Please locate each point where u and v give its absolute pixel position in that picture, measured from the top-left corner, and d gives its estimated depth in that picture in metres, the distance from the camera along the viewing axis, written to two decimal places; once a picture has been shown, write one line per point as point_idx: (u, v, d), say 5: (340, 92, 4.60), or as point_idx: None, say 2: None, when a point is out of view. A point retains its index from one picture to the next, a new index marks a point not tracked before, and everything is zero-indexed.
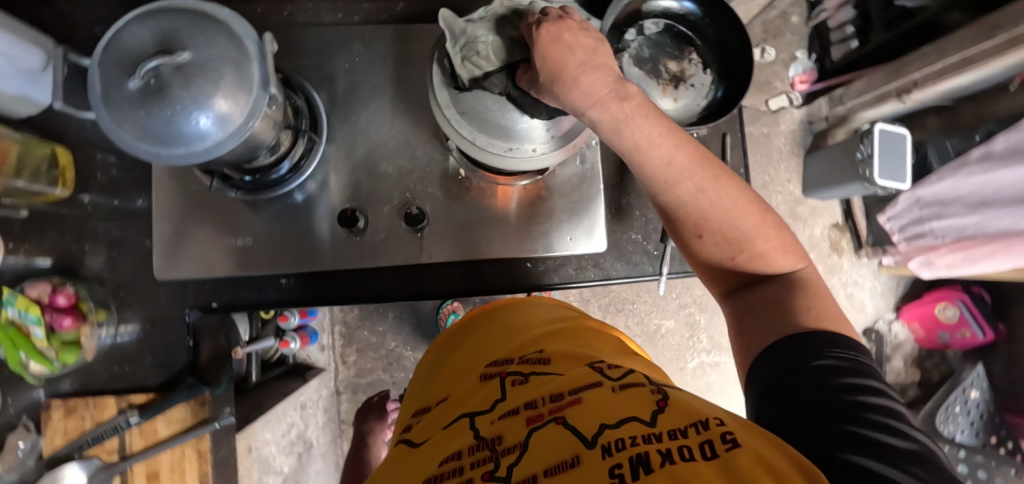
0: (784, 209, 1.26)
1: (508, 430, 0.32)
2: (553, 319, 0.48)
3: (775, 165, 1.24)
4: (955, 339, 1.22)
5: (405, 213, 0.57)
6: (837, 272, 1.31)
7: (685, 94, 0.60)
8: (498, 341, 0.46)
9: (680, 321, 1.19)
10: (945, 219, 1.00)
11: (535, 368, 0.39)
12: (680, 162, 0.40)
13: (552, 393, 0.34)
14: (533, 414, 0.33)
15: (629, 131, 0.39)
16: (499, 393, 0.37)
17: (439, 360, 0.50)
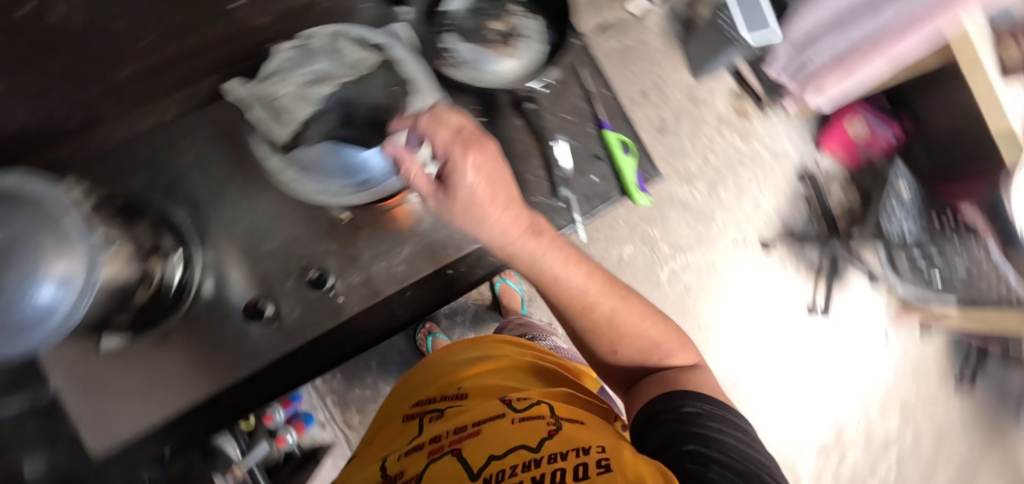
0: (682, 96, 1.37)
1: (411, 465, 0.49)
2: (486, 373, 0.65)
3: (658, 66, 1.35)
4: (874, 149, 1.35)
5: (308, 280, 0.54)
6: (753, 134, 1.41)
7: (522, 47, 0.58)
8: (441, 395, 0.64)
9: (637, 244, 1.31)
10: (813, 51, 1.09)
11: (460, 414, 0.56)
12: (593, 289, 0.52)
13: (461, 429, 0.51)
14: (438, 447, 0.49)
15: (547, 265, 0.49)
16: (425, 437, 0.54)
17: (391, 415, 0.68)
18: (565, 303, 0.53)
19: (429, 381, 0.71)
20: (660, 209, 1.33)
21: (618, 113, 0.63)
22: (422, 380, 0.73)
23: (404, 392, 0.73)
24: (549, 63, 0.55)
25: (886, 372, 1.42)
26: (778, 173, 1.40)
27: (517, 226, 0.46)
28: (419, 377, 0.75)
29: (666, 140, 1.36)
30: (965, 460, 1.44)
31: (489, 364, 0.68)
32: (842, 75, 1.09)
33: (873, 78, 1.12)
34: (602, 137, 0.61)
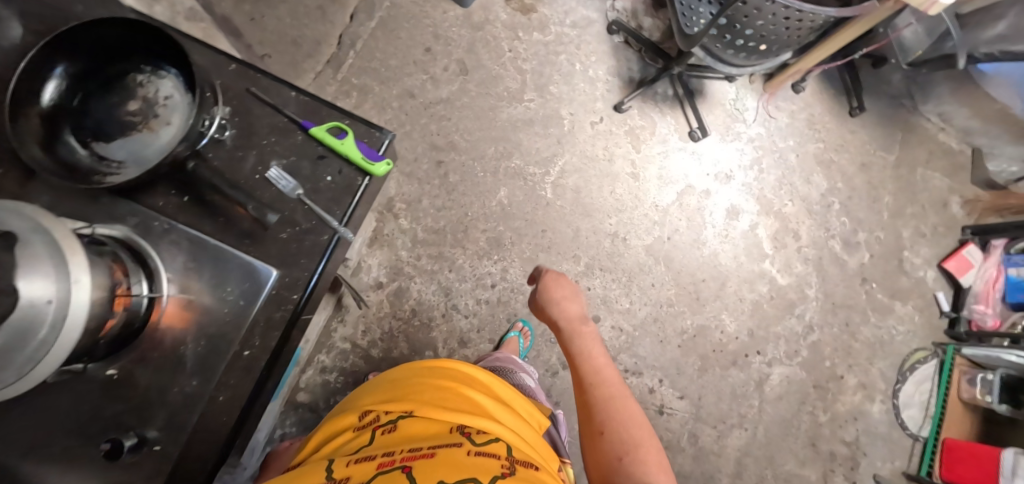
0: (466, 29, 1.34)
1: (355, 473, 0.53)
2: (436, 384, 0.69)
3: (425, 16, 1.33)
4: None
5: (109, 451, 0.50)
6: (548, 20, 1.39)
7: (171, 111, 0.55)
8: (388, 399, 0.67)
9: (509, 181, 1.27)
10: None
11: (411, 434, 0.60)
12: (607, 374, 0.72)
13: (411, 450, 0.55)
14: (385, 462, 0.53)
15: (581, 343, 0.76)
16: (373, 449, 0.58)
17: (327, 423, 0.69)
18: (585, 373, 0.73)
19: (383, 382, 0.74)
20: (507, 139, 1.29)
21: (314, 105, 0.59)
22: (362, 393, 0.74)
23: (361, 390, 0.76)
24: (199, 112, 0.53)
25: (787, 142, 1.48)
26: (591, 40, 1.40)
27: (575, 318, 0.79)
28: (374, 381, 0.77)
29: (473, 76, 1.31)
30: (886, 170, 1.55)
31: (444, 375, 0.72)
32: None
33: None
34: (311, 137, 0.57)
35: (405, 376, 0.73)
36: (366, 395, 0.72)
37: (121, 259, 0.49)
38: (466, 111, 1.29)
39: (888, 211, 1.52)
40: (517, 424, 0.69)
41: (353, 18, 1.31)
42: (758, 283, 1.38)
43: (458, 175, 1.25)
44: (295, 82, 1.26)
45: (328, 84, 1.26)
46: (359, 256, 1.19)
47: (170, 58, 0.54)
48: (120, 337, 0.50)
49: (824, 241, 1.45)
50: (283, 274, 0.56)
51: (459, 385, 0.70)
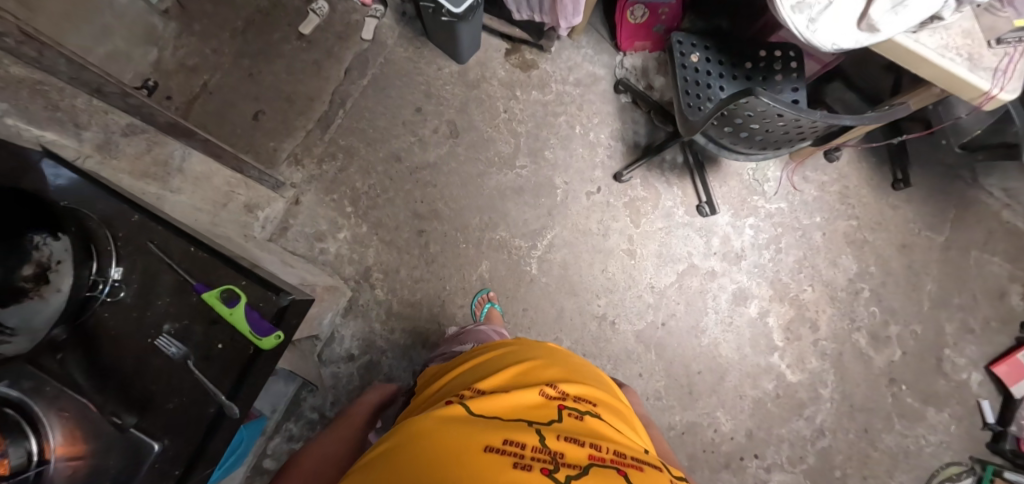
0: (459, 88, 1.27)
1: (567, 452, 0.42)
2: (605, 393, 0.59)
3: (419, 73, 1.28)
4: (665, 19, 1.23)
5: None
6: (550, 77, 1.30)
7: (66, 272, 0.51)
8: (566, 380, 0.57)
9: (491, 254, 1.21)
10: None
11: (607, 429, 0.50)
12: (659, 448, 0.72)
13: (619, 453, 0.45)
14: (597, 454, 0.43)
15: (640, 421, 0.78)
16: (572, 427, 0.47)
17: (485, 371, 0.58)
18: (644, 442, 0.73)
19: (546, 354, 0.63)
20: (495, 208, 1.23)
21: (211, 263, 0.57)
22: (522, 353, 0.63)
23: (515, 348, 0.64)
24: (96, 274, 0.53)
25: (812, 218, 1.32)
26: (595, 99, 1.30)
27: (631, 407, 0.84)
28: (529, 345, 0.66)
29: (463, 138, 1.25)
30: (932, 251, 1.35)
31: (606, 387, 0.62)
32: None
33: None
34: (201, 303, 0.56)
35: (568, 363, 0.62)
36: (532, 356, 0.62)
37: (34, 414, 0.46)
38: (453, 177, 1.23)
39: (929, 301, 1.33)
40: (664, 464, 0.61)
41: (346, 73, 1.27)
42: (763, 379, 1.24)
43: (438, 246, 1.20)
44: (284, 139, 1.24)
45: (314, 145, 1.23)
46: (332, 325, 1.16)
47: (29, 222, 0.49)
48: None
49: (847, 334, 1.28)
50: (168, 445, 0.53)
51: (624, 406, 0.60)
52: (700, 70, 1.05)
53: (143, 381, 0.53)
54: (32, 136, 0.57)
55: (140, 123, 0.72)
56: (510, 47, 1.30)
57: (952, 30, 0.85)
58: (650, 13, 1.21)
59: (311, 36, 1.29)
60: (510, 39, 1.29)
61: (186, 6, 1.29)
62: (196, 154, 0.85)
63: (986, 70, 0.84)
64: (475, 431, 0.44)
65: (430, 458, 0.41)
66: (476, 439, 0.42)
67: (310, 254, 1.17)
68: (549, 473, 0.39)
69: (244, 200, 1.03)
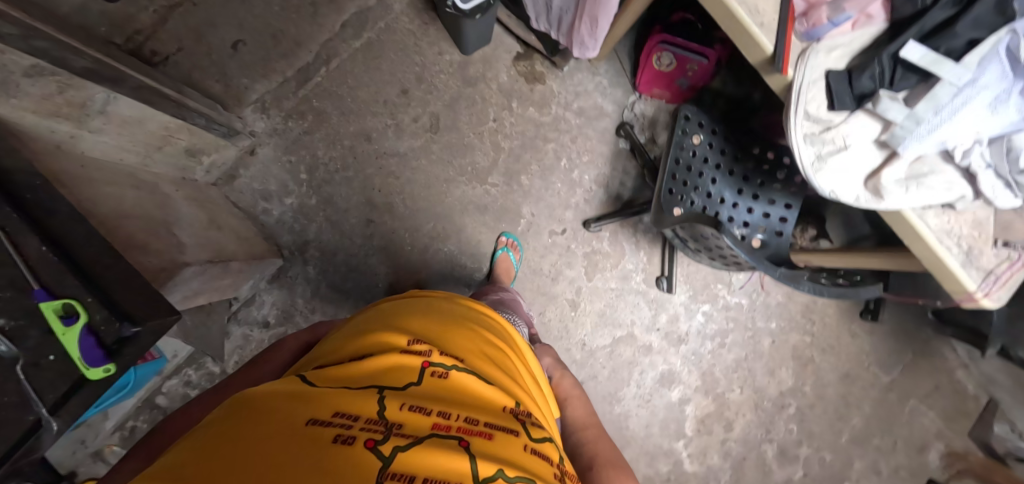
0: (455, 81, 1.18)
1: (407, 422, 0.37)
2: (488, 342, 0.53)
3: (417, 52, 1.18)
4: (691, 77, 1.12)
5: None
6: (553, 98, 1.20)
7: None
8: (443, 333, 0.50)
9: (434, 265, 1.17)
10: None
11: (473, 383, 0.45)
12: (575, 401, 0.70)
13: (468, 414, 0.41)
14: (441, 422, 0.39)
15: (562, 379, 0.74)
16: (428, 389, 0.42)
17: (355, 327, 0.52)
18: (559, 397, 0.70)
19: (428, 305, 0.56)
20: (452, 219, 1.17)
21: (60, 270, 0.53)
22: (403, 303, 0.56)
23: (398, 300, 0.57)
24: None
25: (768, 323, 1.27)
26: (592, 135, 1.21)
27: (554, 362, 0.78)
28: (414, 296, 0.59)
29: (442, 137, 1.17)
30: (874, 386, 1.32)
31: (494, 335, 0.56)
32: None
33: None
34: (36, 311, 0.51)
35: (453, 312, 0.56)
36: (412, 306, 0.55)
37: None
38: (419, 174, 1.16)
39: (851, 434, 1.31)
40: (551, 410, 0.58)
41: (340, 28, 1.17)
42: (660, 461, 1.24)
43: (383, 241, 1.15)
44: (257, 79, 1.15)
45: (286, 98, 1.15)
46: (255, 289, 1.13)
47: None
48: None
49: (757, 442, 1.28)
50: None
51: (510, 354, 0.56)
52: (698, 155, 0.95)
53: None
54: None
55: (50, 64, 0.65)
56: (522, 52, 1.20)
57: (962, 215, 0.75)
58: (678, 65, 1.09)
59: None
60: (525, 43, 1.19)
61: None
62: (126, 99, 0.78)
63: (978, 270, 0.74)
64: (307, 401, 0.38)
65: (238, 436, 0.34)
66: (300, 412, 0.36)
67: (251, 211, 1.12)
68: (371, 448, 0.34)
69: (185, 144, 0.97)
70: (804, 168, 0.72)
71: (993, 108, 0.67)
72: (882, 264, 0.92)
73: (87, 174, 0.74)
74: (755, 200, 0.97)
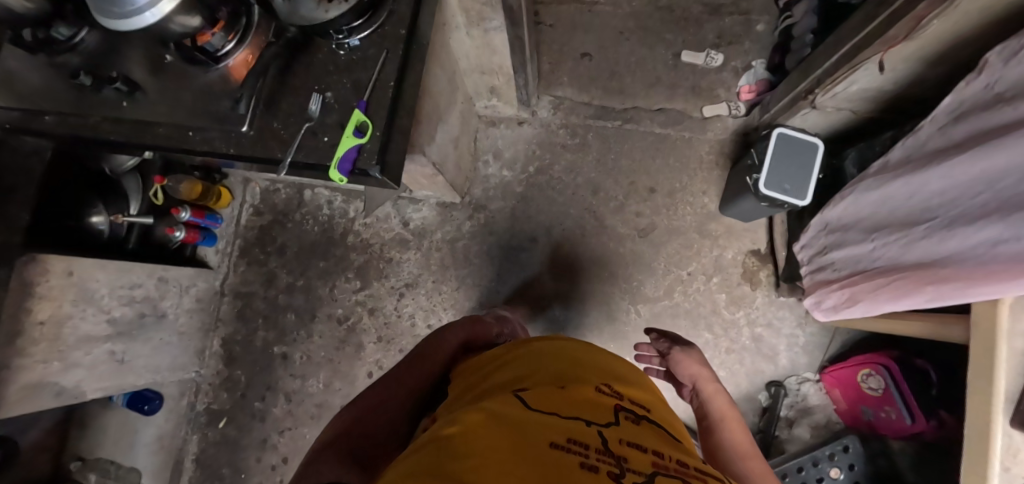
0: (691, 220, 1.22)
1: (631, 455, 0.35)
2: (654, 399, 0.51)
3: (690, 176, 1.24)
4: (879, 417, 1.00)
5: (116, 83, 0.69)
6: (745, 306, 1.18)
7: (336, 8, 0.62)
8: (612, 379, 0.49)
9: (538, 311, 1.23)
10: (849, 246, 0.88)
11: (665, 435, 0.42)
12: (727, 416, 0.75)
13: (677, 457, 0.38)
14: (662, 463, 0.36)
15: (714, 402, 0.77)
16: (632, 430, 0.40)
17: (533, 356, 0.52)
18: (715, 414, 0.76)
19: (575, 346, 0.55)
20: (584, 297, 1.22)
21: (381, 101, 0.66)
22: (568, 341, 0.56)
23: (543, 338, 0.56)
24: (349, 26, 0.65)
25: None
26: (744, 362, 1.16)
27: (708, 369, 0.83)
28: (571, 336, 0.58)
29: (640, 244, 1.22)
30: None
31: (650, 389, 0.53)
32: (865, 305, 0.82)
33: (907, 325, 0.82)
34: (347, 108, 0.66)
35: (609, 359, 0.54)
36: (575, 346, 0.55)
37: (243, 37, 0.67)
38: (597, 248, 1.23)
39: None
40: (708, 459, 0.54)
41: (659, 111, 1.28)
42: None
43: (526, 261, 1.25)
44: (575, 87, 1.30)
45: (578, 115, 1.30)
46: (427, 197, 1.29)
47: None
48: (204, 51, 0.66)
49: None
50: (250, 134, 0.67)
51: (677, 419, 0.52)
52: None
53: (287, 98, 0.67)
54: None
55: None
56: (761, 253, 1.19)
57: None
58: (880, 398, 0.99)
59: (682, 64, 1.28)
60: (771, 250, 1.18)
61: None
62: (503, 35, 0.95)
63: None
64: (529, 427, 0.36)
65: (482, 450, 0.33)
66: (532, 435, 0.35)
67: (480, 154, 1.29)
68: (616, 478, 0.32)
69: (496, 84, 1.15)
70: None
71: None
72: None
73: (439, 51, 0.91)
74: None
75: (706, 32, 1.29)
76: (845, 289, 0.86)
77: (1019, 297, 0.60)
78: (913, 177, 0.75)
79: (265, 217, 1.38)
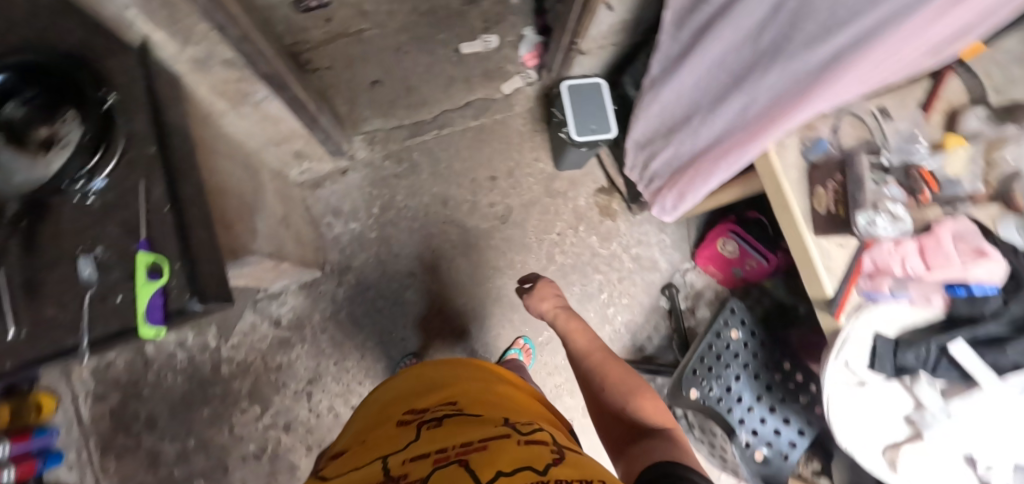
0: (539, 187, 1.30)
1: (416, 467, 0.39)
2: (476, 385, 0.56)
3: (518, 150, 1.31)
4: (747, 271, 1.18)
5: None
6: (615, 237, 1.29)
7: (58, 158, 0.55)
8: (428, 397, 0.54)
9: (450, 335, 1.22)
10: (658, 155, 1.01)
11: (464, 420, 0.47)
12: (570, 326, 0.84)
13: (463, 440, 0.42)
14: (443, 455, 0.40)
15: (556, 318, 0.88)
16: (425, 440, 0.44)
17: (371, 419, 0.56)
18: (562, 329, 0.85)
19: (406, 380, 0.60)
20: (483, 300, 1.24)
21: (165, 231, 0.58)
22: (401, 384, 0.60)
23: (389, 381, 0.62)
24: (88, 172, 0.56)
25: None
26: (637, 283, 1.28)
27: (549, 291, 0.94)
28: (411, 370, 0.62)
29: (507, 229, 1.27)
30: None
31: (473, 376, 0.58)
32: (693, 195, 0.94)
33: (729, 195, 0.97)
34: (127, 257, 0.57)
35: (431, 375, 0.60)
36: (406, 384, 0.59)
37: None
38: (473, 252, 1.25)
39: None
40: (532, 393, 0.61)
41: (465, 106, 1.33)
42: None
43: (415, 297, 1.23)
44: (378, 117, 1.29)
45: (393, 141, 1.29)
46: (285, 287, 1.19)
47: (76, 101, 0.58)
48: None
49: None
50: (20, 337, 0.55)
51: (502, 389, 0.57)
52: (732, 349, 1.00)
53: (48, 277, 0.56)
54: (139, 33, 0.64)
55: (242, 61, 0.78)
56: (606, 187, 1.31)
57: None
58: (739, 257, 1.16)
59: (466, 56, 1.31)
60: (612, 181, 1.30)
61: None
62: (277, 102, 0.91)
63: None
64: None
65: None
66: None
67: (317, 219, 1.23)
68: None
69: (297, 148, 1.10)
70: (827, 407, 0.71)
71: None
72: None
73: (214, 146, 0.83)
74: (771, 412, 0.95)
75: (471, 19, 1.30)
76: (675, 189, 0.98)
77: (778, 142, 0.75)
78: (673, 80, 0.87)
79: (110, 398, 1.16)
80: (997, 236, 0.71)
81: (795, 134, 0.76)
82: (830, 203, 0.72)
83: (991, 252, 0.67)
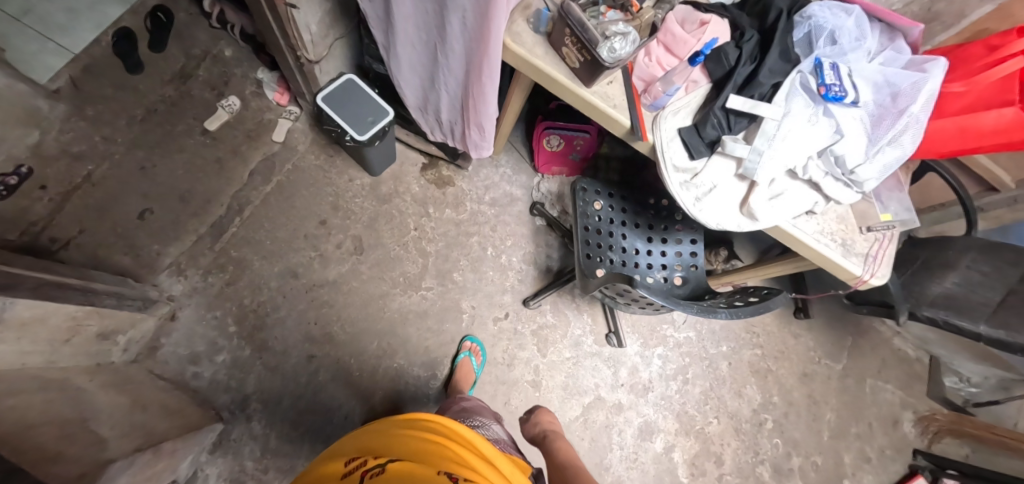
0: (370, 201, 1.25)
1: None
2: (419, 430, 0.51)
3: (329, 182, 1.24)
4: (580, 151, 1.25)
5: None
6: (465, 197, 1.30)
7: None
8: (367, 451, 0.49)
9: (387, 381, 1.16)
10: (440, 106, 1.01)
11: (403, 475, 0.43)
12: (561, 442, 0.80)
13: None
14: None
15: (548, 433, 0.84)
16: None
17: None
18: (554, 445, 0.80)
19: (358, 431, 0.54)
20: (393, 330, 1.19)
21: None
22: (354, 434, 0.54)
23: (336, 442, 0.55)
24: None
25: (719, 348, 1.33)
26: (509, 220, 1.31)
27: (548, 414, 0.92)
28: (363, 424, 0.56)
29: (369, 255, 1.21)
30: (843, 388, 1.36)
31: (417, 422, 0.52)
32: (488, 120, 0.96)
33: (516, 101, 1.01)
34: None
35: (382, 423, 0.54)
36: (359, 435, 0.53)
37: None
38: (353, 297, 1.19)
39: (829, 431, 1.33)
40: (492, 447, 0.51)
41: (250, 177, 1.22)
42: None
43: (329, 374, 1.14)
44: (170, 243, 1.15)
45: (202, 255, 1.15)
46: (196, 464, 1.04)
47: None
48: None
49: (750, 468, 1.27)
50: None
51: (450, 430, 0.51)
52: (606, 216, 1.03)
53: None
54: None
55: None
56: (427, 162, 1.30)
57: (827, 215, 0.84)
58: (565, 144, 1.22)
59: (216, 131, 1.23)
60: (428, 154, 1.29)
61: (81, 87, 1.20)
62: (23, 301, 0.76)
63: (857, 256, 0.83)
64: None
65: None
66: None
67: (179, 380, 1.07)
68: None
69: (98, 329, 0.93)
70: (685, 206, 0.79)
71: (812, 121, 0.78)
72: (790, 269, 1.03)
73: None
74: (665, 243, 1.06)
75: (202, 94, 1.26)
76: (472, 125, 0.99)
77: (510, 33, 0.80)
78: (399, 36, 0.87)
79: None
80: (705, 5, 0.83)
81: (518, 18, 0.81)
82: (578, 54, 0.77)
83: (710, 19, 0.80)
